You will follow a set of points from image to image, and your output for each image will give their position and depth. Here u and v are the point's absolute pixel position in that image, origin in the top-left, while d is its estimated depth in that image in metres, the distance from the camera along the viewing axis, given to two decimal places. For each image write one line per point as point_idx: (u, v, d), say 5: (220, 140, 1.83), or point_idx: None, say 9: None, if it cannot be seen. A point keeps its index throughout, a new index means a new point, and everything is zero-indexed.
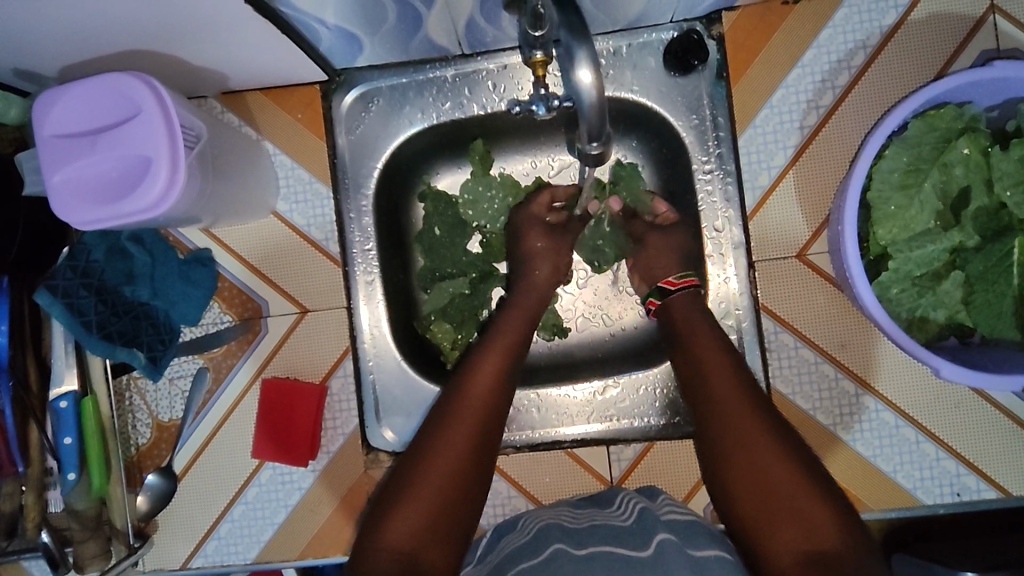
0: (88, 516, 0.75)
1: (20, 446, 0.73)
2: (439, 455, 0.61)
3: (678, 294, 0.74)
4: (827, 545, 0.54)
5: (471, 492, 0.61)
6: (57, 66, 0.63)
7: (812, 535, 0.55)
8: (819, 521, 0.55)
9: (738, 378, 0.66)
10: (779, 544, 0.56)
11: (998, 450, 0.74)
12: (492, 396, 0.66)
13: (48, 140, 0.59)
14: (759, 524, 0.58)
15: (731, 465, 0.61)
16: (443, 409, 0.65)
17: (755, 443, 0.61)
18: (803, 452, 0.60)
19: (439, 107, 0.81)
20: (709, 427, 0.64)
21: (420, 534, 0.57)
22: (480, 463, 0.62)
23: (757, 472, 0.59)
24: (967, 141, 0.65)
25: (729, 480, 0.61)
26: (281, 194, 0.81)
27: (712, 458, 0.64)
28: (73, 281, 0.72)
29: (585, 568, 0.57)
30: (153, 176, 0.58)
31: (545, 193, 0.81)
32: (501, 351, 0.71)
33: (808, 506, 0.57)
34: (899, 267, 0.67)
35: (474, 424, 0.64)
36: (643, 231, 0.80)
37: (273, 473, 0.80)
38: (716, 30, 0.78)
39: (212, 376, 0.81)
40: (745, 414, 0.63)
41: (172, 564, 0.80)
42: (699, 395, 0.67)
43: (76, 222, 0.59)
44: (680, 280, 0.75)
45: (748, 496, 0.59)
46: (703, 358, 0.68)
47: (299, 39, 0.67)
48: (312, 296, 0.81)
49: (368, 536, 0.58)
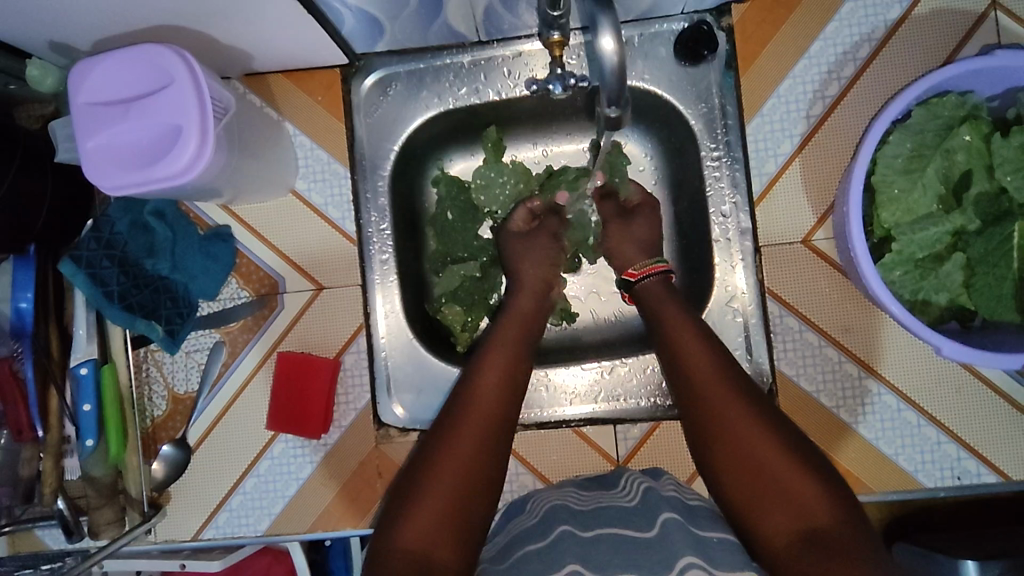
0: (105, 483, 0.77)
1: (39, 411, 0.75)
2: (452, 447, 0.62)
3: (645, 282, 0.77)
4: (820, 525, 0.55)
5: (484, 489, 0.61)
6: (91, 39, 0.65)
7: (804, 516, 0.56)
8: (810, 502, 0.57)
9: (722, 364, 0.67)
10: (771, 525, 0.57)
11: (998, 434, 0.75)
12: (500, 397, 0.67)
13: (83, 107, 0.61)
14: (751, 506, 0.59)
15: (720, 447, 0.62)
16: (452, 411, 0.66)
17: (746, 428, 0.61)
18: (792, 435, 0.61)
19: (455, 93, 0.84)
20: (696, 414, 0.65)
21: (434, 529, 0.57)
22: (491, 460, 0.63)
23: (746, 454, 0.60)
24: (969, 128, 0.67)
25: (717, 461, 0.62)
26: (299, 173, 0.83)
27: (701, 443, 0.65)
28: (97, 251, 0.74)
29: (591, 550, 0.58)
30: (182, 145, 0.60)
31: (518, 209, 0.84)
32: (506, 351, 0.71)
33: (802, 487, 0.57)
34: (902, 249, 0.69)
35: (488, 421, 0.65)
36: (610, 214, 0.83)
37: (285, 447, 0.81)
38: (725, 22, 0.80)
39: (227, 351, 0.82)
40: (731, 400, 0.63)
41: (183, 535, 0.82)
42: (683, 385, 0.67)
43: (107, 187, 0.61)
44: (642, 270, 0.78)
45: (739, 479, 0.60)
46: (684, 347, 0.69)
47: (323, 20, 0.70)
48: (328, 273, 0.83)
49: (383, 532, 0.59)
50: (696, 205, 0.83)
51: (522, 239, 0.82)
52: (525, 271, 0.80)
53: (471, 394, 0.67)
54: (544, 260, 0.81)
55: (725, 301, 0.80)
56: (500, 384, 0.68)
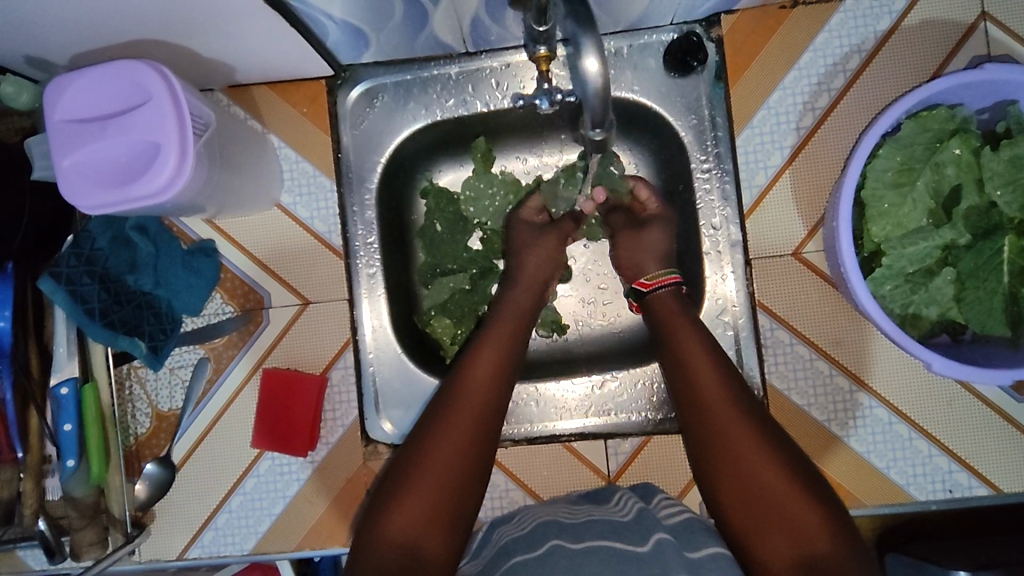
0: (86, 503, 0.75)
1: (19, 432, 0.73)
2: (444, 440, 0.61)
3: (658, 292, 0.74)
4: (816, 549, 0.55)
5: (472, 480, 0.60)
6: (68, 53, 0.64)
7: (798, 541, 0.56)
8: (808, 527, 0.56)
9: (720, 371, 0.66)
10: (767, 550, 0.57)
11: (988, 446, 0.75)
12: (494, 386, 0.66)
13: (59, 125, 0.60)
14: (748, 528, 0.59)
15: (718, 462, 0.62)
16: (441, 401, 0.65)
17: (745, 440, 0.61)
18: (792, 454, 0.61)
19: (443, 104, 0.83)
20: (694, 422, 0.65)
21: (424, 524, 0.57)
22: (481, 453, 0.62)
23: (742, 469, 0.60)
24: (959, 141, 0.67)
25: (713, 474, 0.62)
26: (285, 187, 0.82)
27: (698, 452, 0.64)
28: (78, 268, 0.73)
29: (581, 563, 0.57)
30: (162, 161, 0.59)
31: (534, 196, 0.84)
32: (499, 343, 0.70)
33: (799, 514, 0.57)
34: (892, 263, 0.68)
35: (483, 410, 0.64)
36: (620, 226, 0.81)
37: (272, 464, 0.80)
38: (715, 33, 0.80)
39: (212, 367, 0.81)
40: (730, 415, 0.63)
41: (168, 555, 0.80)
42: (682, 390, 0.67)
43: (84, 206, 0.60)
44: (656, 279, 0.75)
45: (738, 502, 0.60)
46: (685, 350, 0.68)
47: (306, 33, 0.69)
48: (315, 288, 0.81)
49: (367, 528, 0.58)
50: (686, 217, 0.83)
51: (532, 231, 0.81)
52: (529, 263, 0.78)
53: (464, 383, 0.65)
54: (547, 257, 0.79)
55: (716, 314, 0.80)
56: (496, 376, 0.67)
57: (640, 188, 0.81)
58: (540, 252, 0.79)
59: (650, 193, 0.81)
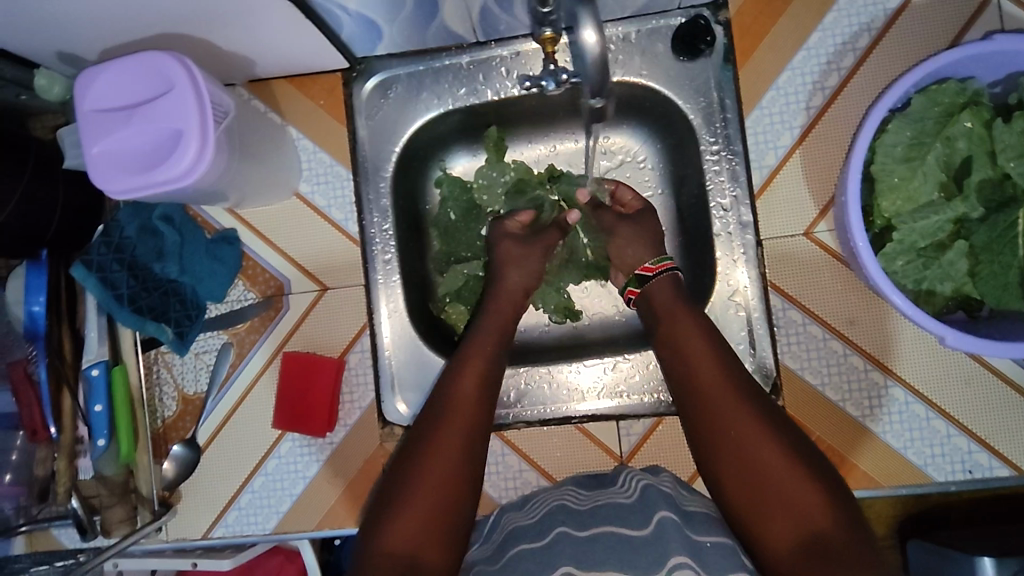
0: (116, 482, 0.78)
1: (53, 411, 0.77)
2: (440, 447, 0.62)
3: (659, 278, 0.73)
4: (832, 543, 0.54)
5: (468, 487, 0.61)
6: (98, 48, 0.67)
7: (801, 524, 0.55)
8: (810, 508, 0.56)
9: (718, 358, 0.66)
10: (773, 532, 0.56)
11: (1009, 426, 0.74)
12: (479, 403, 0.66)
13: (88, 114, 0.63)
14: (753, 513, 0.58)
15: (720, 445, 0.61)
16: (431, 419, 0.64)
17: (742, 425, 0.60)
18: (789, 436, 0.60)
19: (454, 94, 0.84)
20: (694, 407, 0.64)
21: (420, 536, 0.57)
22: (472, 464, 0.62)
23: (749, 461, 0.59)
24: (970, 114, 0.66)
25: (713, 454, 0.61)
26: (303, 176, 0.85)
27: (695, 438, 0.64)
28: (107, 255, 0.77)
29: (586, 551, 0.57)
30: (184, 148, 0.62)
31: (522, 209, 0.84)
32: (483, 358, 0.69)
33: (800, 495, 0.56)
34: (903, 238, 0.68)
35: (476, 416, 0.65)
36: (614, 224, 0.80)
37: (292, 446, 0.82)
38: (723, 15, 0.80)
39: (235, 352, 0.84)
40: (732, 402, 0.62)
41: (193, 534, 0.83)
42: (683, 391, 0.66)
43: (113, 192, 0.63)
44: (659, 265, 0.74)
45: (741, 480, 0.59)
46: (682, 336, 0.68)
47: (323, 26, 0.71)
48: (332, 274, 0.84)
49: (370, 535, 0.59)
50: (696, 199, 0.83)
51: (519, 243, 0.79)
52: (511, 273, 0.78)
53: (457, 391, 0.66)
54: (536, 269, 0.78)
55: (726, 296, 0.79)
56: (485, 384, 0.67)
57: (623, 191, 0.83)
58: (533, 258, 0.79)
59: (633, 194, 0.83)
